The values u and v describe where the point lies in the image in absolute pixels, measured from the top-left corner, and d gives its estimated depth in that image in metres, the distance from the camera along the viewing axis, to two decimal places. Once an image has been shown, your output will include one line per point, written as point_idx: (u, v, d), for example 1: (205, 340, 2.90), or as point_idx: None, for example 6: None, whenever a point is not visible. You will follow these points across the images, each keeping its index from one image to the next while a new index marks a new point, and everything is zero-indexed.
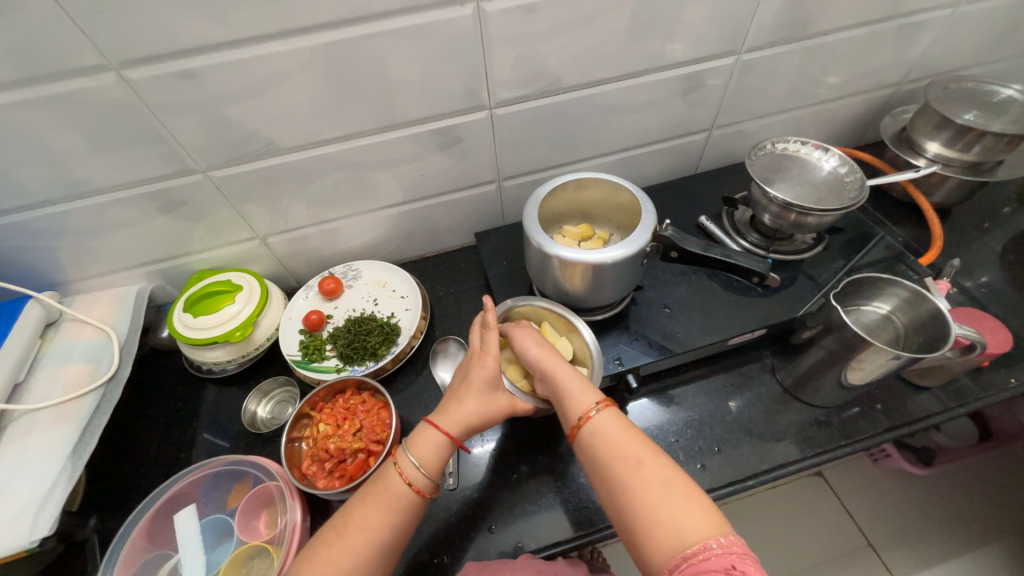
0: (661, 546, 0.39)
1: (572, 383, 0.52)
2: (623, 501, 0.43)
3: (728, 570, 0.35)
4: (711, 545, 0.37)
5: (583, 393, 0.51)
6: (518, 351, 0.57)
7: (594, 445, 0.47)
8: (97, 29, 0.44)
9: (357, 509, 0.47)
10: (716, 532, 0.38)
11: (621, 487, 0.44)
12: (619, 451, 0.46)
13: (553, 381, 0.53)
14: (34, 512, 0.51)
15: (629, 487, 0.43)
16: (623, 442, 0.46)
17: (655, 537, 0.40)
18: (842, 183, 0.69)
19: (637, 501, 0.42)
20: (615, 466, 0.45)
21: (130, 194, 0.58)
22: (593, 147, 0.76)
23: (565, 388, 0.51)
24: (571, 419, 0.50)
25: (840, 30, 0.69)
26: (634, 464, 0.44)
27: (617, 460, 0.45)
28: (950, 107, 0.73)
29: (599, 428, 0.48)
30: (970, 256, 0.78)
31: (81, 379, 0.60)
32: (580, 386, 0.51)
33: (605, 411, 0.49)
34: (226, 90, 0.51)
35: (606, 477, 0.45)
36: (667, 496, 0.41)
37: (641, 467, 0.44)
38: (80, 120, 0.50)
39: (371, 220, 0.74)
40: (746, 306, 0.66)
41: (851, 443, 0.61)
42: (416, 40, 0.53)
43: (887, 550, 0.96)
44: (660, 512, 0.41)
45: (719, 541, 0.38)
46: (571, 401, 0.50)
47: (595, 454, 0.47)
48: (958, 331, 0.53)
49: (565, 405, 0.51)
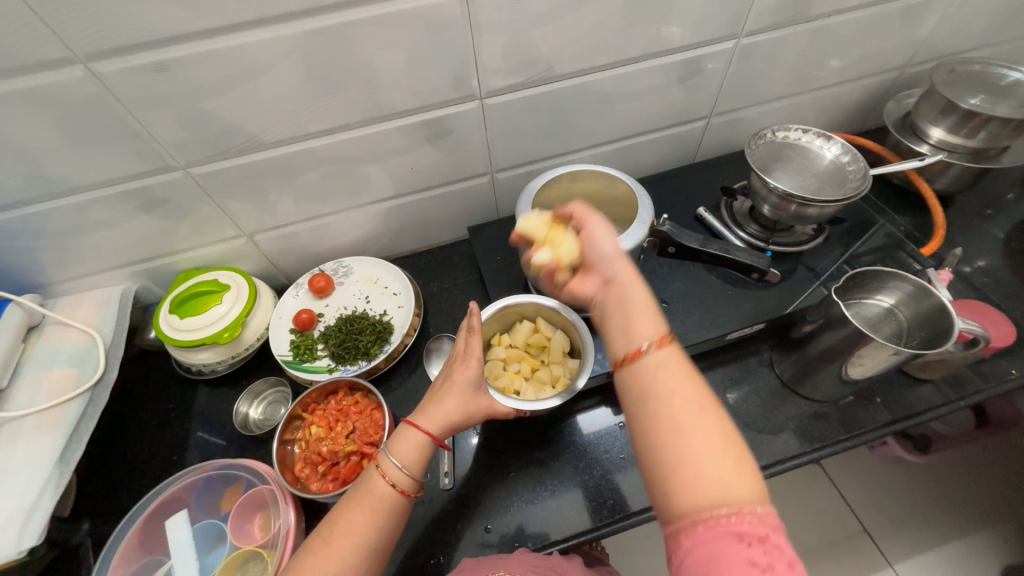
0: (689, 497, 0.32)
1: (640, 303, 0.40)
2: (658, 442, 0.34)
3: (762, 535, 0.29)
4: (749, 512, 0.30)
5: (651, 319, 0.39)
6: (586, 242, 0.47)
7: (645, 376, 0.36)
8: (60, 19, 0.41)
9: (341, 513, 0.46)
10: (754, 498, 0.31)
11: (665, 425, 0.34)
12: (676, 392, 0.35)
13: (616, 292, 0.42)
14: (22, 521, 0.50)
15: (677, 429, 0.33)
16: (681, 383, 0.35)
17: (687, 487, 0.32)
18: (844, 172, 0.68)
19: (681, 445, 0.33)
20: (666, 405, 0.35)
21: (109, 192, 0.56)
22: (588, 136, 0.73)
23: (630, 306, 0.40)
24: (629, 338, 0.39)
25: (843, 11, 0.66)
26: (689, 409, 0.34)
27: (669, 399, 0.35)
28: (955, 91, 0.71)
29: (660, 363, 0.36)
30: (972, 244, 0.77)
31: (67, 384, 0.59)
32: (649, 309, 0.40)
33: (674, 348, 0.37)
34: (202, 83, 0.49)
35: (648, 412, 0.35)
36: (717, 453, 0.32)
37: (691, 413, 0.34)
38: (50, 116, 0.47)
39: (360, 216, 0.72)
40: (744, 300, 0.65)
41: (850, 437, 0.61)
42: (401, 27, 0.51)
43: (883, 536, 0.98)
44: (702, 466, 0.32)
45: (759, 510, 0.30)
46: (634, 322, 0.39)
47: (645, 386, 0.36)
48: (962, 326, 0.53)
49: (627, 323, 0.40)
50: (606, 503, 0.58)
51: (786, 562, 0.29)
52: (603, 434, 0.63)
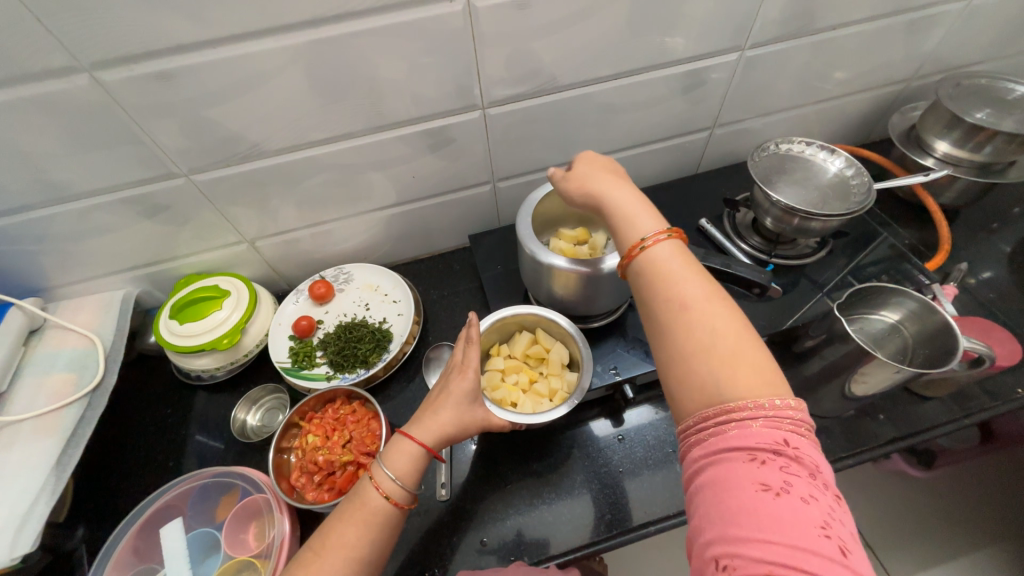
0: (699, 391, 0.35)
1: (634, 206, 0.44)
2: (671, 336, 0.37)
3: (775, 448, 0.31)
4: (761, 405, 0.32)
5: (649, 218, 0.43)
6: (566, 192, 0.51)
7: (650, 270, 0.40)
8: (65, 28, 0.42)
9: (333, 525, 0.45)
10: (769, 394, 0.33)
11: (674, 327, 0.37)
12: (681, 284, 0.38)
13: (605, 203, 0.46)
14: (16, 526, 0.50)
15: (685, 330, 0.36)
16: (685, 273, 0.39)
17: (697, 381, 0.35)
18: (848, 185, 0.67)
19: (690, 344, 0.36)
20: (676, 296, 0.38)
21: (111, 198, 0.56)
22: (591, 146, 0.73)
23: (624, 210, 0.44)
24: (630, 237, 0.42)
25: (848, 24, 0.66)
26: (698, 297, 0.37)
27: (677, 290, 0.38)
28: (961, 105, 0.70)
29: (659, 251, 0.40)
30: (977, 258, 0.76)
31: (65, 389, 0.59)
32: (646, 210, 0.44)
33: (665, 241, 0.41)
34: (205, 91, 0.49)
35: (658, 304, 0.39)
36: (729, 343, 0.35)
37: (699, 304, 0.37)
38: (53, 123, 0.48)
39: (362, 223, 0.72)
40: (746, 313, 0.64)
41: (853, 454, 0.60)
42: (403, 38, 0.51)
43: (887, 553, 0.95)
44: (714, 356, 0.35)
45: (771, 402, 0.32)
46: (629, 228, 0.43)
47: (653, 278, 0.40)
48: (967, 344, 0.52)
49: (626, 224, 0.43)
50: (604, 517, 0.57)
51: (803, 483, 0.30)
52: (601, 447, 0.62)
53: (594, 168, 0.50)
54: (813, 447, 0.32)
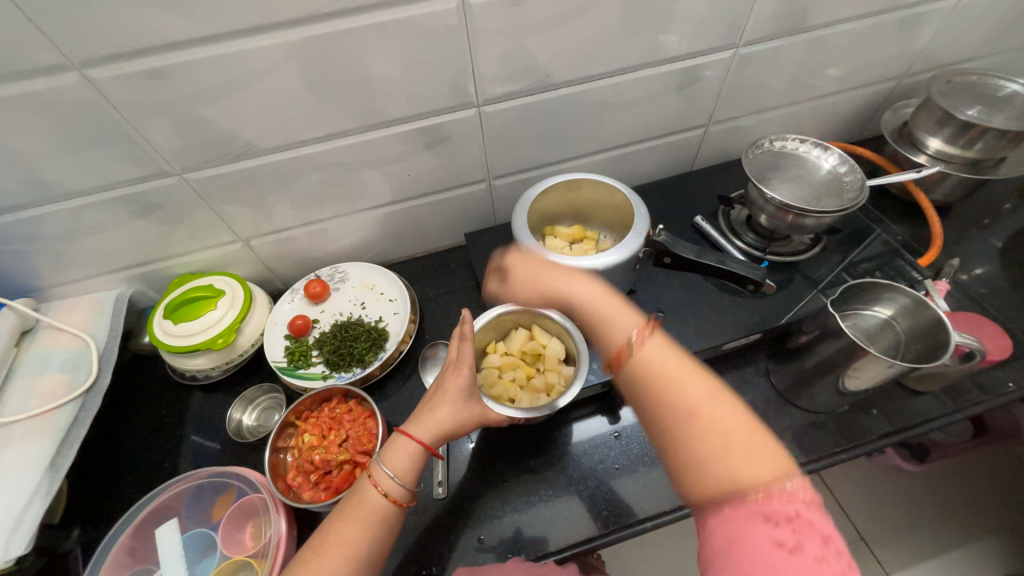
0: (710, 479, 0.36)
1: (611, 305, 0.51)
2: (677, 432, 0.39)
3: (790, 516, 0.33)
4: (775, 489, 0.34)
5: (629, 316, 0.49)
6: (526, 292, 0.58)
7: (646, 368, 0.43)
8: (55, 26, 0.41)
9: (332, 524, 0.45)
10: (781, 477, 0.35)
11: (677, 421, 0.40)
12: (678, 377, 0.41)
13: (572, 299, 0.53)
14: (9, 529, 0.50)
15: (688, 421, 0.39)
16: (680, 368, 0.42)
17: (706, 471, 0.37)
18: (841, 182, 0.68)
19: (697, 436, 0.38)
20: (679, 392, 0.40)
21: (104, 198, 0.56)
22: (586, 144, 0.73)
23: (604, 308, 0.51)
24: (620, 336, 0.48)
25: (841, 21, 0.66)
26: (699, 396, 0.40)
27: (678, 386, 0.41)
28: (953, 102, 0.71)
29: (652, 349, 0.44)
30: (969, 254, 0.77)
31: (58, 390, 0.59)
32: (624, 310, 0.50)
33: (652, 336, 0.45)
34: (198, 89, 0.49)
35: (660, 399, 0.41)
36: (732, 432, 0.38)
37: (701, 400, 0.40)
38: (44, 122, 0.47)
39: (358, 221, 0.72)
40: (741, 309, 0.65)
41: (848, 448, 0.60)
42: (397, 35, 0.51)
43: (881, 546, 0.96)
44: (721, 443, 0.37)
45: (786, 485, 0.34)
46: (614, 323, 0.49)
47: (648, 376, 0.43)
48: (959, 339, 0.52)
49: (608, 321, 0.50)
50: (601, 514, 0.57)
51: (816, 545, 0.32)
52: (597, 444, 0.62)
53: (546, 265, 0.55)
54: (825, 518, 0.34)
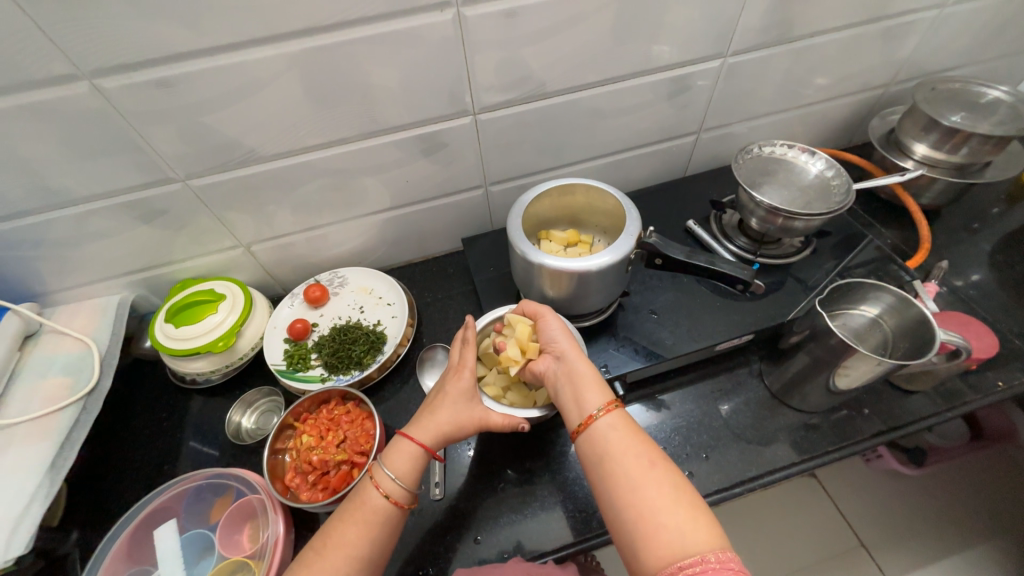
0: (658, 552, 0.39)
1: (587, 377, 0.51)
2: (627, 502, 0.42)
3: None
4: (708, 559, 0.36)
5: (598, 389, 0.50)
6: (543, 331, 0.56)
7: (603, 442, 0.46)
8: (65, 37, 0.43)
9: (335, 525, 0.47)
10: (717, 547, 0.37)
11: (627, 490, 0.43)
12: (629, 451, 0.45)
13: (573, 363, 0.53)
14: (9, 531, 0.50)
15: (638, 489, 0.42)
16: (633, 444, 0.46)
17: (653, 543, 0.39)
18: (829, 186, 0.69)
19: (644, 503, 0.41)
20: (631, 463, 0.44)
21: (108, 203, 0.57)
22: (581, 151, 0.75)
23: (581, 377, 0.51)
24: (587, 406, 0.49)
25: (826, 32, 0.69)
26: (648, 463, 0.44)
27: (631, 456, 0.44)
28: (937, 109, 0.73)
29: (613, 421, 0.48)
30: (959, 256, 0.78)
31: (60, 393, 0.60)
32: (596, 381, 0.51)
33: (616, 412, 0.48)
34: (200, 99, 0.51)
35: (616, 469, 0.44)
36: (674, 505, 0.41)
37: (652, 470, 0.43)
38: (51, 129, 0.48)
39: (357, 227, 0.74)
40: (733, 311, 0.66)
41: (841, 447, 0.61)
42: (395, 45, 0.53)
43: (882, 551, 0.95)
44: (663, 518, 0.40)
45: (717, 555, 0.37)
46: (589, 390, 0.50)
47: (602, 450, 0.46)
48: (944, 337, 0.54)
49: (577, 395, 0.50)
50: (597, 514, 0.58)
51: None
52: None
53: (566, 329, 0.56)
54: None
